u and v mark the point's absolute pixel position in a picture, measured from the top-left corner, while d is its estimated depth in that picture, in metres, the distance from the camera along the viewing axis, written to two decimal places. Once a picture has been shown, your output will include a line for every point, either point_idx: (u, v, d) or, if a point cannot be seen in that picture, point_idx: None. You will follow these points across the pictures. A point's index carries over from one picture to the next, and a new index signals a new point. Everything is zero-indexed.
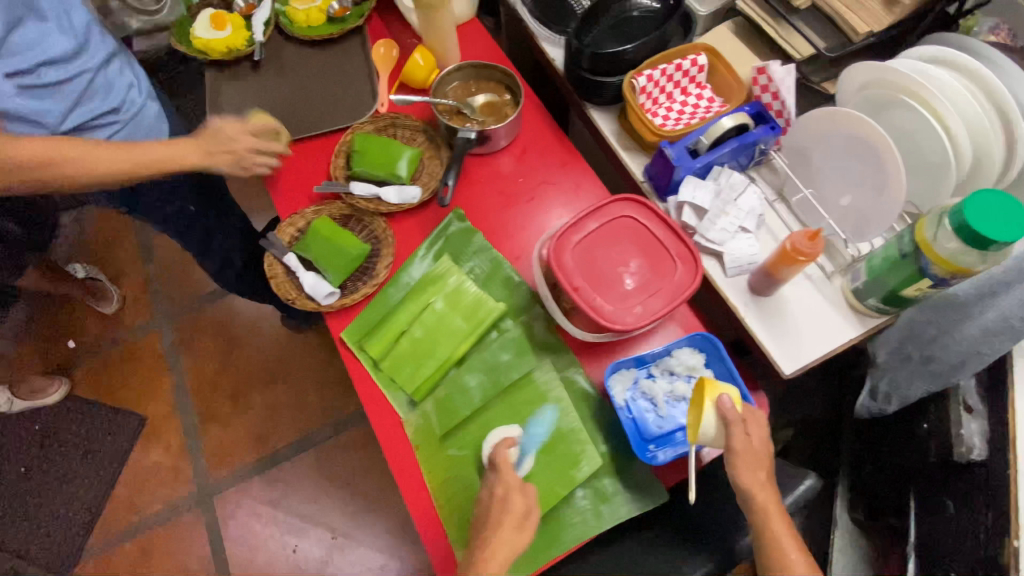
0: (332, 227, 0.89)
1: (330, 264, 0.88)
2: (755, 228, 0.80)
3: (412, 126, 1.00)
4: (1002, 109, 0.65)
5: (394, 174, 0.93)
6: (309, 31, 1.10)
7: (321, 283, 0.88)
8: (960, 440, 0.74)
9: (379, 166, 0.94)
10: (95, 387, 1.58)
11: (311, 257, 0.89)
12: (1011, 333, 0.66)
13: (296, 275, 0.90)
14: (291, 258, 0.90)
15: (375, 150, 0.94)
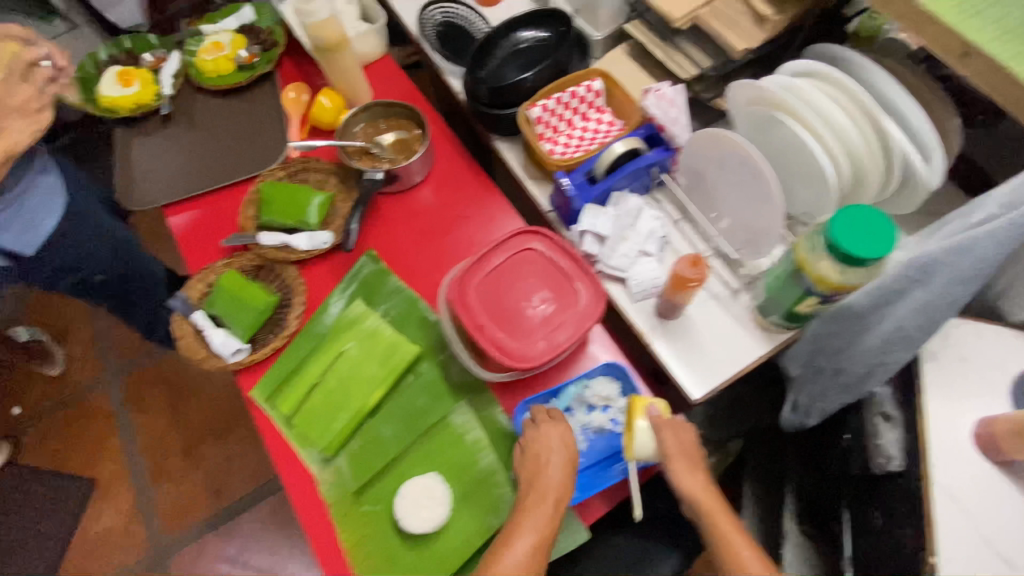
0: (238, 280, 0.87)
1: (239, 319, 0.86)
2: (657, 252, 0.80)
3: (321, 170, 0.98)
4: (870, 118, 0.65)
5: (302, 222, 0.91)
6: (217, 81, 1.08)
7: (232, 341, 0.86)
8: (878, 450, 0.74)
9: (288, 214, 0.92)
10: (40, 451, 1.52)
11: (219, 313, 0.87)
12: (906, 342, 0.66)
13: (203, 333, 0.87)
14: (198, 316, 0.87)
15: (282, 198, 0.92)
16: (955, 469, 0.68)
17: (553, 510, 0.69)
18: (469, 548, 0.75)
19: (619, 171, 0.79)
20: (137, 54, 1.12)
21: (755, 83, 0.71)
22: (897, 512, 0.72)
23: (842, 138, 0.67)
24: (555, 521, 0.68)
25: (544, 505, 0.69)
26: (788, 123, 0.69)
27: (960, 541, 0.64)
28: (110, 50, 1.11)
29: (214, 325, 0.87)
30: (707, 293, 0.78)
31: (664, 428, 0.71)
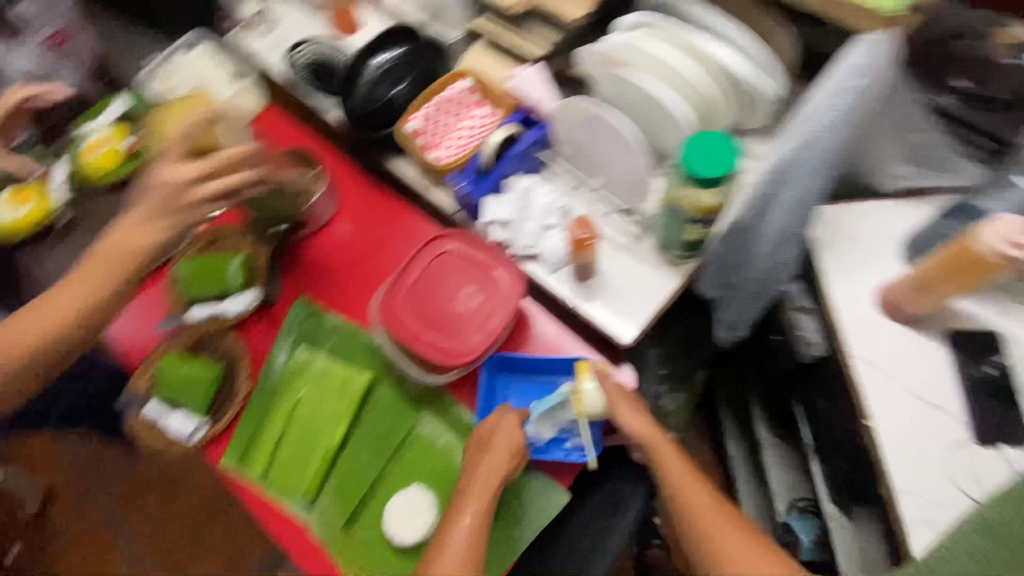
0: (178, 361, 0.86)
1: (193, 402, 0.86)
2: (560, 221, 0.84)
3: (235, 232, 0.96)
4: (693, 67, 0.75)
5: (225, 290, 0.91)
6: (110, 175, 1.06)
7: (190, 425, 0.85)
8: (802, 339, 0.78)
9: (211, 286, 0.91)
10: None
11: (167, 398, 0.86)
12: (795, 240, 0.72)
13: (160, 423, 0.86)
14: (150, 407, 0.86)
15: (202, 270, 0.91)
16: (868, 339, 0.73)
17: (507, 463, 0.71)
18: (498, 547, 0.75)
19: (505, 159, 0.84)
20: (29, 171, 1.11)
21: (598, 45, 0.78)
22: (835, 391, 0.77)
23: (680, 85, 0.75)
24: (495, 494, 0.70)
25: (489, 480, 0.70)
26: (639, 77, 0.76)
27: (905, 380, 0.71)
28: None
29: (168, 412, 0.86)
30: (615, 246, 0.82)
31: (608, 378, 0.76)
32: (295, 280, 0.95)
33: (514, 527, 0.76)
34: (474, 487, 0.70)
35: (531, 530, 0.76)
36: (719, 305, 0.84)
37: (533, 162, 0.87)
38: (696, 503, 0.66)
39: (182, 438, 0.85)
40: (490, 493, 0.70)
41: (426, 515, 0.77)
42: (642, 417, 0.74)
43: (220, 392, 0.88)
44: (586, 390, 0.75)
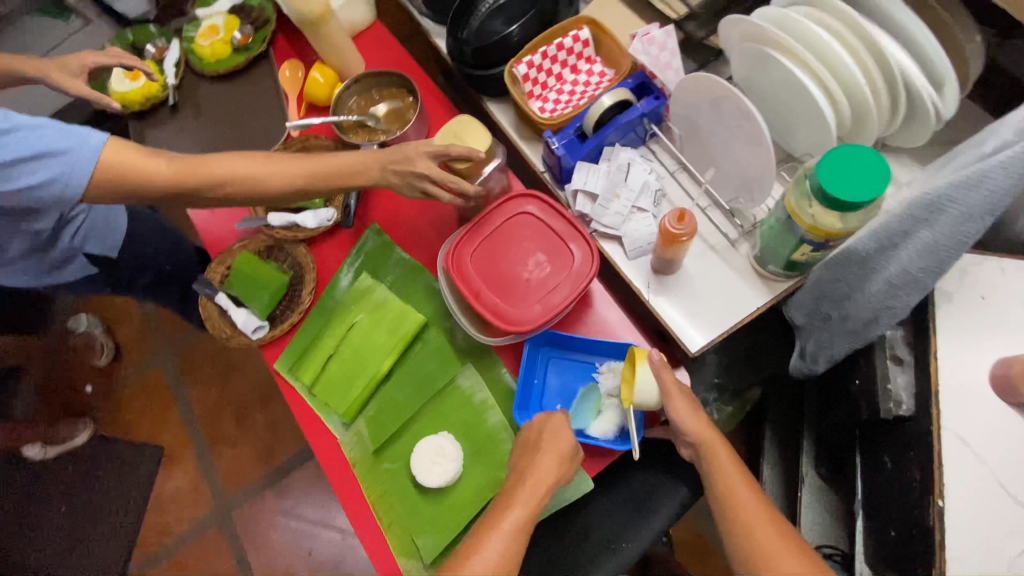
0: (252, 263, 0.91)
1: (259, 302, 0.89)
2: (652, 206, 0.78)
3: (322, 144, 0.98)
4: (865, 66, 0.61)
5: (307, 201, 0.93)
6: (219, 65, 1.09)
7: (253, 322, 0.89)
8: (887, 395, 0.69)
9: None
10: (118, 424, 1.60)
11: (238, 295, 0.89)
12: (916, 285, 0.62)
13: (227, 313, 0.91)
14: (220, 296, 0.91)
15: None
16: (964, 410, 0.64)
17: (542, 448, 0.71)
18: None
19: (609, 125, 0.77)
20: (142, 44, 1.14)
21: (742, 16, 0.66)
22: (905, 458, 0.69)
23: (843, 81, 0.63)
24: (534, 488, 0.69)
25: (539, 488, 0.68)
26: (781, 61, 0.64)
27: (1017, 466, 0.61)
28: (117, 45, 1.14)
29: (236, 306, 0.90)
30: (705, 244, 0.76)
31: (665, 370, 0.71)
32: (368, 208, 0.95)
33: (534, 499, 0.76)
34: (523, 492, 0.68)
35: (556, 505, 0.76)
36: (805, 332, 0.78)
37: (640, 133, 0.80)
38: (747, 525, 0.62)
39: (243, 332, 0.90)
40: (535, 498, 0.68)
41: (449, 466, 0.79)
42: (697, 412, 0.70)
43: (285, 297, 0.92)
44: (640, 378, 0.71)
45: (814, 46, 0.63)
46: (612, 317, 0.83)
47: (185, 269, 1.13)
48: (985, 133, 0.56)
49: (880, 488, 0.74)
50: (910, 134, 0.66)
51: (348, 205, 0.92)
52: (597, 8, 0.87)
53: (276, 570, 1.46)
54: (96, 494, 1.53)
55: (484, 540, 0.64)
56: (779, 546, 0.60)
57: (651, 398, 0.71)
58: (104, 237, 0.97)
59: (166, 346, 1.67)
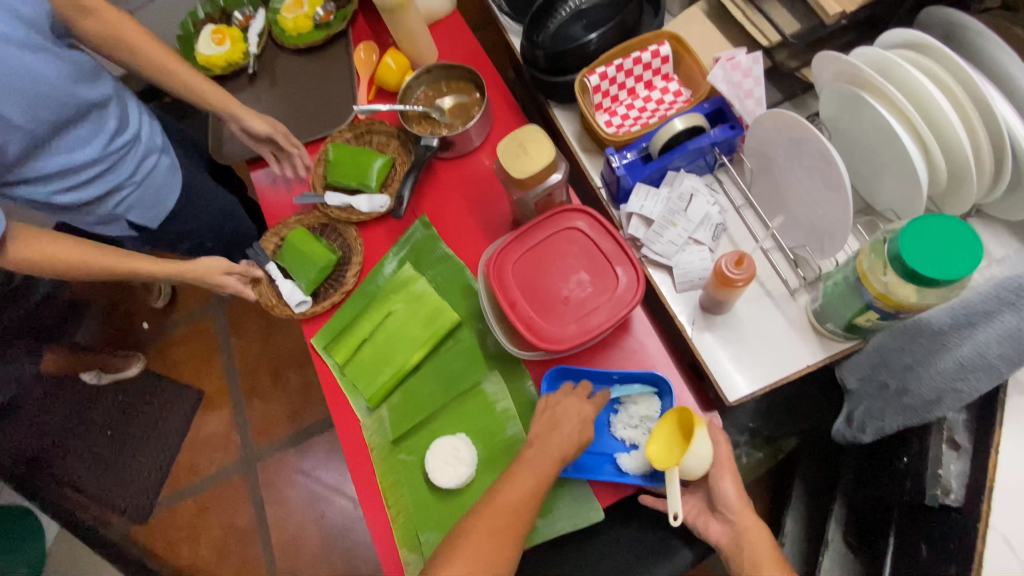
0: (304, 238, 0.91)
1: (307, 278, 0.91)
2: (710, 240, 0.74)
3: (383, 131, 0.99)
4: (972, 126, 0.55)
5: (364, 184, 0.93)
6: (300, 39, 1.11)
7: (299, 296, 0.91)
8: (935, 481, 0.63)
9: (350, 177, 0.94)
10: (167, 364, 1.70)
11: (286, 266, 0.92)
12: (990, 371, 0.55)
13: (276, 283, 0.93)
14: (272, 267, 0.93)
15: (347, 160, 0.94)
16: (1020, 517, 0.57)
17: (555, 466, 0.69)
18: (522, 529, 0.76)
19: (677, 150, 0.73)
20: (231, 11, 1.17)
21: (839, 53, 0.61)
22: (945, 553, 0.62)
23: (944, 138, 0.57)
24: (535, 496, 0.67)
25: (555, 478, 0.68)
26: (875, 106, 0.59)
27: None
28: (207, 10, 1.18)
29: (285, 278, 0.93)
30: (760, 289, 0.72)
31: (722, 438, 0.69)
32: (421, 199, 0.95)
33: (542, 518, 0.75)
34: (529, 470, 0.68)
35: (560, 527, 0.74)
36: (855, 398, 0.72)
37: (708, 161, 0.76)
38: None
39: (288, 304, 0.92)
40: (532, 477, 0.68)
41: (461, 469, 0.79)
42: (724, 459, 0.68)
43: (331, 276, 0.94)
44: (698, 441, 0.65)
45: (914, 95, 0.57)
46: (651, 346, 0.80)
47: (243, 231, 1.17)
48: None
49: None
50: (1012, 205, 0.60)
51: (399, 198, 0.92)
52: (683, 23, 0.82)
53: (289, 525, 1.52)
54: (137, 425, 1.63)
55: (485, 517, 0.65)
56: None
57: (700, 466, 0.66)
58: (147, 208, 0.97)
59: (217, 299, 1.75)
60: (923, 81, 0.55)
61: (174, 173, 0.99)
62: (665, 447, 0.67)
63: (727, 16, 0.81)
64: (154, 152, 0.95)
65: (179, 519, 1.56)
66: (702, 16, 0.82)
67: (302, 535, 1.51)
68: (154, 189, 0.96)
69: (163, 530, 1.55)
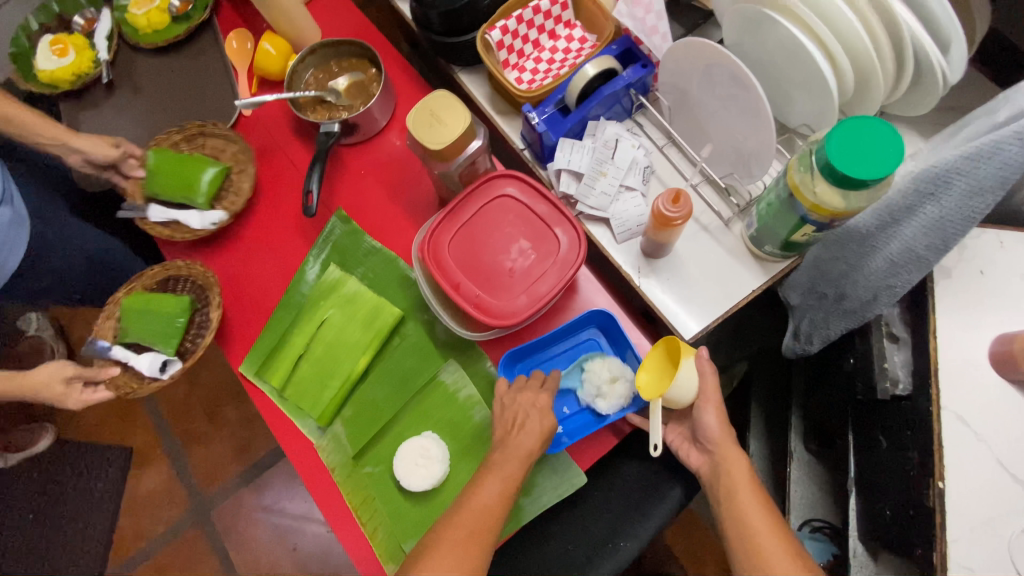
0: (143, 300, 0.81)
1: (160, 336, 0.80)
2: (640, 184, 0.73)
3: (218, 135, 0.89)
4: (872, 28, 0.56)
5: (189, 199, 0.84)
6: (159, 37, 0.97)
7: (160, 361, 0.80)
8: (884, 375, 0.67)
9: (175, 191, 0.84)
10: (81, 429, 1.51)
11: (134, 340, 0.80)
12: (919, 263, 0.59)
13: (130, 365, 0.82)
14: (117, 349, 0.82)
15: (169, 170, 0.84)
16: (963, 389, 0.61)
17: (530, 443, 0.67)
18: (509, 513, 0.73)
19: (593, 97, 0.71)
20: (68, 16, 1.01)
21: None
22: (903, 438, 0.66)
23: (848, 44, 0.57)
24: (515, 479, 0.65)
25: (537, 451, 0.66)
26: (778, 19, 0.59)
27: (1016, 447, 0.59)
28: (40, 18, 1.00)
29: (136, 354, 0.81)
30: (697, 225, 0.72)
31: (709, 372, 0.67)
32: (334, 193, 0.87)
33: (527, 497, 0.73)
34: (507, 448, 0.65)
35: (546, 502, 0.73)
36: (798, 312, 0.75)
37: (627, 104, 0.74)
38: (760, 525, 0.61)
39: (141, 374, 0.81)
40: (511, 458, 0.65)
41: (434, 467, 0.75)
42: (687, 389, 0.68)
43: (190, 328, 0.84)
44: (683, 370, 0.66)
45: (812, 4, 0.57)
46: (603, 302, 0.79)
47: (138, 263, 1.03)
48: (995, 103, 0.53)
49: (876, 468, 0.72)
50: (914, 100, 0.62)
51: (307, 192, 0.79)
52: None
53: (261, 567, 1.42)
54: (61, 502, 1.44)
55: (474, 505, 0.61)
56: (777, 540, 0.59)
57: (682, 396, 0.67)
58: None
59: None
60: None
61: (20, 227, 0.85)
62: (654, 377, 0.68)
63: None
64: None
65: None
66: None
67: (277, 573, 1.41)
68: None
69: None
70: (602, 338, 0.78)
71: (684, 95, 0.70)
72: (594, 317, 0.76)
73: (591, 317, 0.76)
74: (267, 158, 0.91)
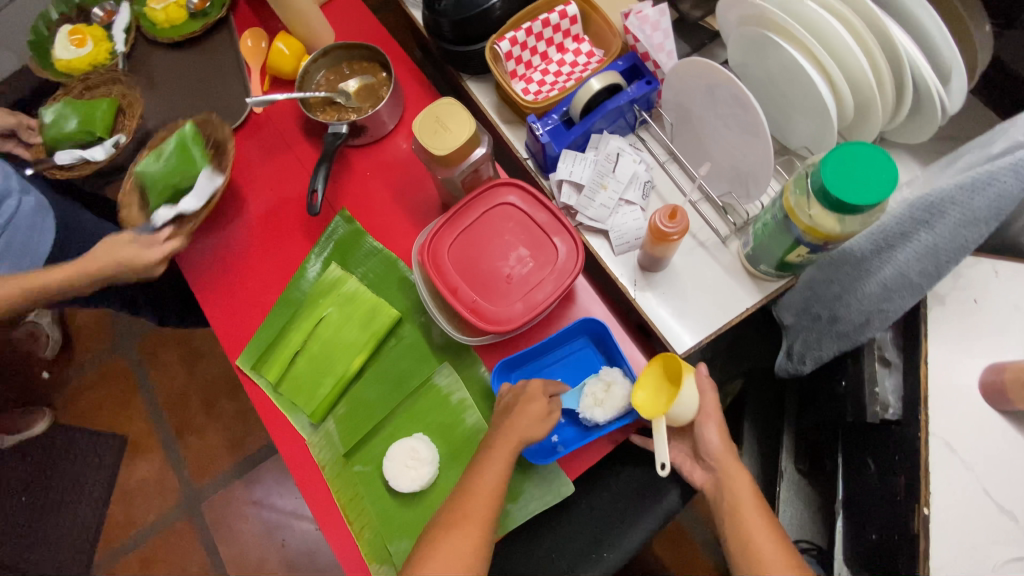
0: (148, 159, 0.82)
1: (187, 165, 0.82)
2: (640, 198, 0.74)
3: (103, 80, 0.97)
4: (873, 57, 0.56)
5: (91, 132, 0.91)
6: (176, 34, 0.99)
7: (206, 181, 0.82)
8: (874, 399, 0.67)
9: (70, 132, 0.90)
10: (77, 413, 1.52)
11: (170, 188, 0.81)
12: (911, 289, 0.58)
13: (183, 215, 0.82)
14: (159, 213, 0.81)
15: (65, 114, 0.90)
16: (951, 417, 0.61)
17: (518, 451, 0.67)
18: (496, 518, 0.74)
19: (597, 111, 0.72)
20: (88, 8, 1.03)
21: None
22: (891, 463, 0.66)
23: (848, 71, 0.58)
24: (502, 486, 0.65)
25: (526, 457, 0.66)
26: (780, 43, 0.60)
27: (1002, 476, 0.59)
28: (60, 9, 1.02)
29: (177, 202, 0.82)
30: (694, 240, 0.73)
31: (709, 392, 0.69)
32: (339, 193, 0.88)
33: (515, 503, 0.74)
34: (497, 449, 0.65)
35: (533, 509, 0.73)
36: (793, 331, 0.75)
37: (630, 118, 0.75)
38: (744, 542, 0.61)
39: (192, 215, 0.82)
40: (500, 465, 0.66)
41: (423, 470, 0.75)
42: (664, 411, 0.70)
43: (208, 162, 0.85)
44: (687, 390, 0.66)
45: (815, 30, 0.58)
46: (599, 312, 0.79)
47: None
48: (995, 133, 0.54)
49: (863, 491, 0.72)
50: (914, 128, 0.63)
51: (312, 191, 0.80)
52: None
53: (248, 561, 1.42)
54: (53, 486, 1.45)
55: (463, 506, 0.62)
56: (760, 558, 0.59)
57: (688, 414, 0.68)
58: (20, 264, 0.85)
59: (126, 334, 1.58)
60: (820, 12, 0.56)
61: (43, 214, 0.87)
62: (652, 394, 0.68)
63: None
64: (13, 194, 0.83)
65: None
66: None
67: (263, 569, 1.41)
68: (20, 236, 0.83)
69: None
70: (596, 349, 0.78)
71: (687, 113, 0.71)
72: (588, 325, 0.77)
73: (585, 326, 0.77)
74: (275, 155, 0.92)
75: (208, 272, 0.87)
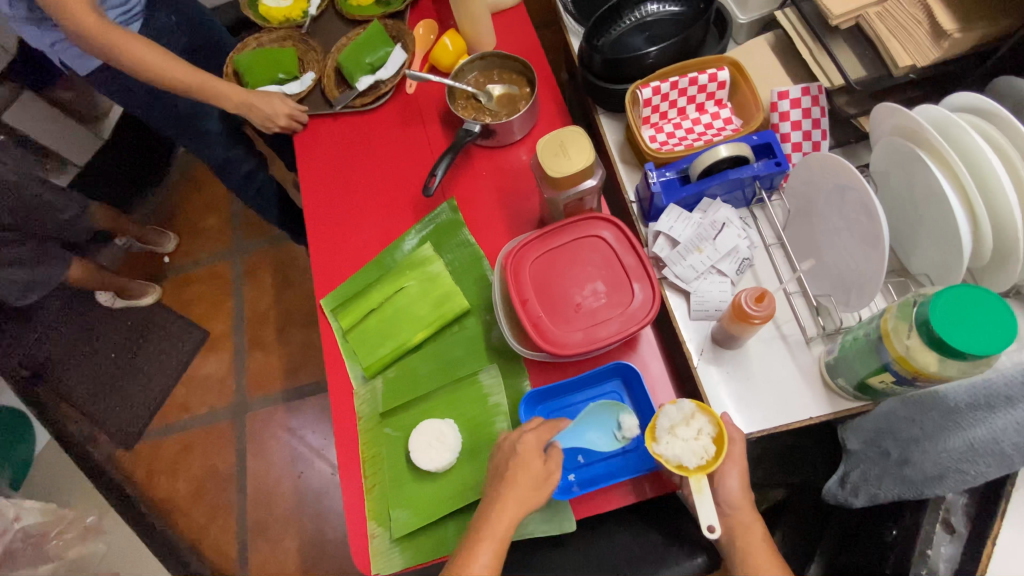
0: (358, 38, 1.03)
1: (381, 40, 1.04)
2: (733, 272, 0.73)
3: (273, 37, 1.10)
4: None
5: (290, 74, 1.06)
6: (357, 11, 1.11)
7: (397, 54, 1.03)
8: (922, 561, 0.61)
9: (271, 74, 1.06)
10: (179, 298, 1.73)
11: (371, 62, 1.02)
12: (1001, 459, 0.52)
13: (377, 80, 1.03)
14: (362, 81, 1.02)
15: (262, 61, 1.07)
16: None
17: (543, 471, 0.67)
18: None
19: (717, 177, 0.72)
20: None
21: (901, 106, 0.59)
22: None
23: (995, 211, 0.55)
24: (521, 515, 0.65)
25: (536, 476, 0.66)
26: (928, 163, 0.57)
27: None
28: None
29: (375, 72, 1.03)
30: (776, 331, 0.71)
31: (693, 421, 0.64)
32: (452, 183, 0.95)
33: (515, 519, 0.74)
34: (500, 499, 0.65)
35: (527, 532, 0.73)
36: (853, 459, 0.69)
37: (750, 193, 0.75)
38: None
39: (384, 81, 1.03)
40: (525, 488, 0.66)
41: (442, 455, 0.78)
42: None
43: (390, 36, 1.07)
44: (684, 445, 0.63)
45: (971, 161, 0.55)
46: (655, 368, 0.78)
47: None
48: None
49: None
50: None
51: (432, 175, 0.87)
52: (751, 58, 0.81)
53: (266, 479, 1.54)
54: (139, 351, 1.66)
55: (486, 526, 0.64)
56: None
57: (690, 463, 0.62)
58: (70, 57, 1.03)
59: (238, 246, 1.79)
60: (982, 145, 0.53)
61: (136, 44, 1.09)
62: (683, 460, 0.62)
63: (795, 58, 0.79)
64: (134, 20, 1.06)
65: (162, 452, 1.58)
66: (766, 51, 0.81)
67: (276, 490, 1.53)
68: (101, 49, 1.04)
69: (145, 459, 1.57)
70: (625, 394, 0.78)
71: (809, 203, 0.70)
72: (602, 373, 0.77)
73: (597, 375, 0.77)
74: (410, 133, 1.01)
75: (323, 215, 0.98)
